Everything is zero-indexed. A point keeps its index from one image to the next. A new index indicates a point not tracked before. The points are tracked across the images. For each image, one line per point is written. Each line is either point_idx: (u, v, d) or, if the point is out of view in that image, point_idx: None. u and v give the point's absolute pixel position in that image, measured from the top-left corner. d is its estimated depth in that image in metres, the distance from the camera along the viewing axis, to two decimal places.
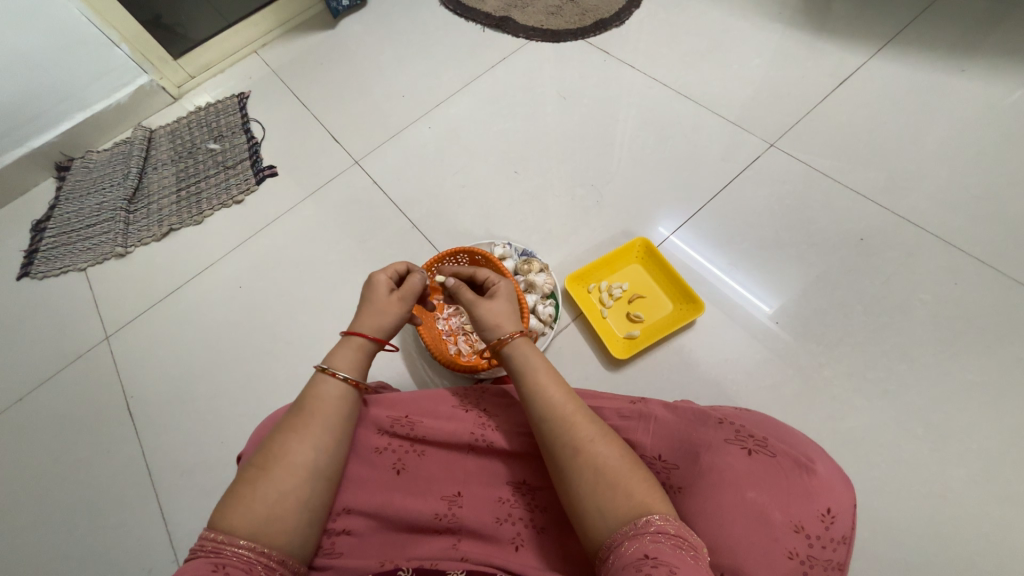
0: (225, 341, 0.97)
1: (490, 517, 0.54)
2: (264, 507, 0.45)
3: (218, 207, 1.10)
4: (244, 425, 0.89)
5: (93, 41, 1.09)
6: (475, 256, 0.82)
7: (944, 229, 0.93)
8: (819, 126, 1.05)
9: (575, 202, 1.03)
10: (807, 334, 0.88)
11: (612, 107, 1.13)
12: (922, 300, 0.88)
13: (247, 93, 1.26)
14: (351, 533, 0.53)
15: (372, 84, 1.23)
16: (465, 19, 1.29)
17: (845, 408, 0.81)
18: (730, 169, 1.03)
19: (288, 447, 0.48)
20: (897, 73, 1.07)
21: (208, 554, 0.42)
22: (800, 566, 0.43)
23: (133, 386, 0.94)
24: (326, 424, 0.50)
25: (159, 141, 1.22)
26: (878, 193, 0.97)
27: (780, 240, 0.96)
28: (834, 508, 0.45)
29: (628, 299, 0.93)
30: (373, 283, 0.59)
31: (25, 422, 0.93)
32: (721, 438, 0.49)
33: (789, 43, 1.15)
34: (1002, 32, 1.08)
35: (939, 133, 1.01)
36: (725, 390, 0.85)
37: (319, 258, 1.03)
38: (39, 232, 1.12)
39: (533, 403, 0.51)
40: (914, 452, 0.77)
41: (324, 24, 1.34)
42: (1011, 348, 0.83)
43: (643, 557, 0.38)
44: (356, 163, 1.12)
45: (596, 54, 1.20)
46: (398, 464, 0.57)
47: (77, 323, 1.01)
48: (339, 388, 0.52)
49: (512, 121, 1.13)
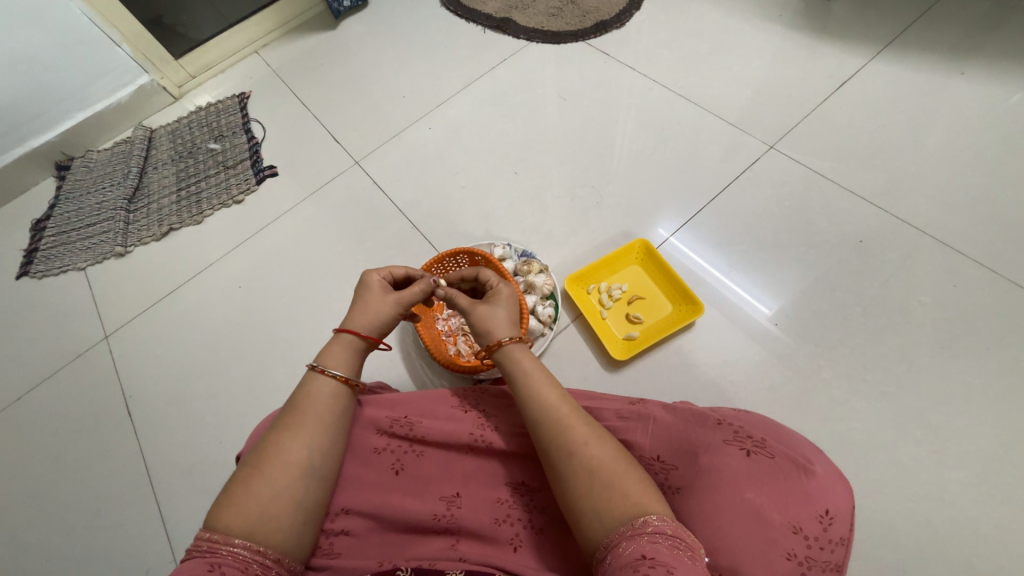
0: (225, 341, 0.97)
1: (490, 517, 0.54)
2: (257, 505, 0.44)
3: (218, 207, 1.11)
4: (244, 424, 0.89)
5: (94, 42, 1.09)
6: (475, 256, 0.82)
7: (943, 231, 0.93)
8: (819, 128, 1.05)
9: (575, 203, 1.03)
10: (806, 335, 0.88)
11: (613, 108, 1.13)
12: (922, 302, 0.88)
13: (247, 93, 1.26)
14: (350, 533, 0.53)
15: (373, 84, 1.23)
16: (466, 20, 1.29)
17: (845, 409, 0.81)
18: (730, 170, 1.03)
19: (280, 445, 0.48)
20: (897, 75, 1.08)
21: (204, 553, 0.42)
22: (799, 567, 0.42)
23: (133, 386, 0.94)
24: (320, 423, 0.50)
25: (159, 140, 1.22)
26: (877, 195, 0.97)
27: (779, 240, 0.96)
28: (833, 509, 0.45)
29: (628, 300, 0.93)
30: (367, 283, 0.60)
31: (24, 421, 0.93)
32: (721, 439, 0.49)
33: (789, 45, 1.15)
34: (1002, 35, 1.08)
35: (939, 135, 1.01)
36: (724, 391, 0.85)
37: (319, 258, 1.03)
38: (39, 231, 1.11)
39: (530, 403, 0.51)
40: (913, 454, 0.77)
41: (325, 24, 1.34)
42: (1010, 349, 0.83)
43: (641, 557, 0.38)
44: (357, 164, 1.12)
45: (596, 55, 1.20)
46: (397, 464, 0.57)
47: (77, 323, 1.01)
48: (331, 386, 0.52)
49: (512, 122, 1.13)
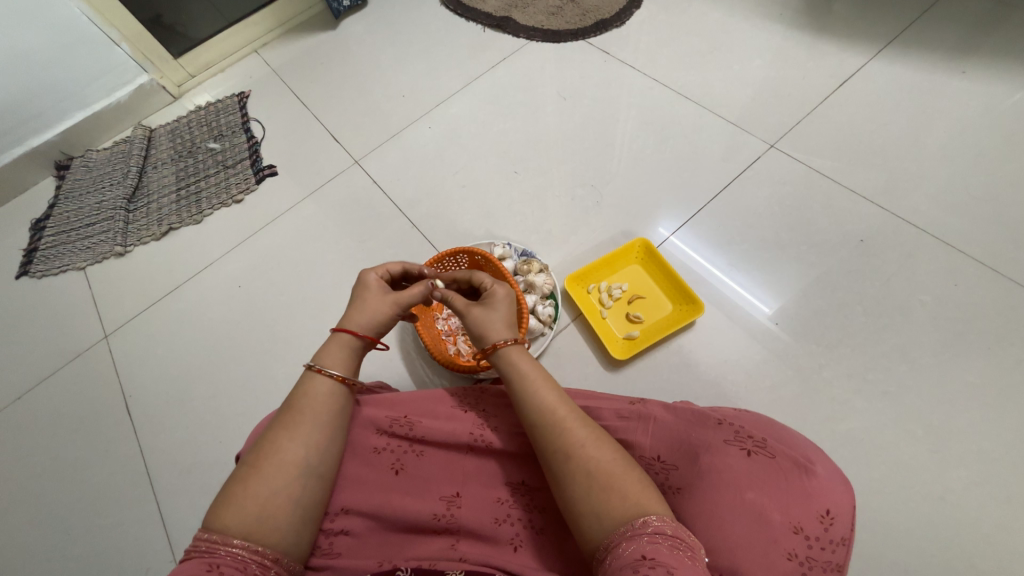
0: (225, 340, 0.97)
1: (490, 517, 0.54)
2: (255, 505, 0.44)
3: (218, 206, 1.10)
4: (244, 424, 0.89)
5: (94, 41, 1.09)
6: (475, 256, 0.82)
7: (944, 230, 0.93)
8: (819, 127, 1.05)
9: (575, 202, 1.03)
10: (807, 334, 0.87)
11: (613, 107, 1.13)
12: (923, 301, 0.88)
13: (247, 93, 1.26)
14: (350, 533, 0.53)
15: (373, 84, 1.22)
16: (466, 19, 1.29)
17: (846, 409, 0.81)
18: (730, 170, 1.03)
19: (278, 445, 0.48)
20: (897, 74, 1.08)
21: (202, 554, 0.42)
22: (799, 567, 0.42)
23: (133, 385, 0.94)
24: (317, 421, 0.50)
25: (159, 140, 1.21)
26: (878, 194, 0.97)
27: (780, 240, 0.96)
28: (834, 509, 0.45)
29: (628, 299, 0.93)
30: (365, 282, 0.59)
31: (24, 421, 0.93)
32: (721, 438, 0.49)
33: (789, 44, 1.15)
34: (1003, 33, 1.08)
35: (939, 134, 1.01)
36: (724, 390, 0.85)
37: (319, 257, 1.03)
38: (39, 230, 1.11)
39: (530, 403, 0.51)
40: (914, 454, 0.77)
41: (325, 23, 1.34)
42: (1011, 349, 0.82)
43: (641, 557, 0.38)
44: (357, 163, 1.12)
45: (596, 54, 1.20)
46: (397, 464, 0.56)
47: (78, 322, 1.01)
48: (329, 385, 0.52)
49: (512, 121, 1.13)
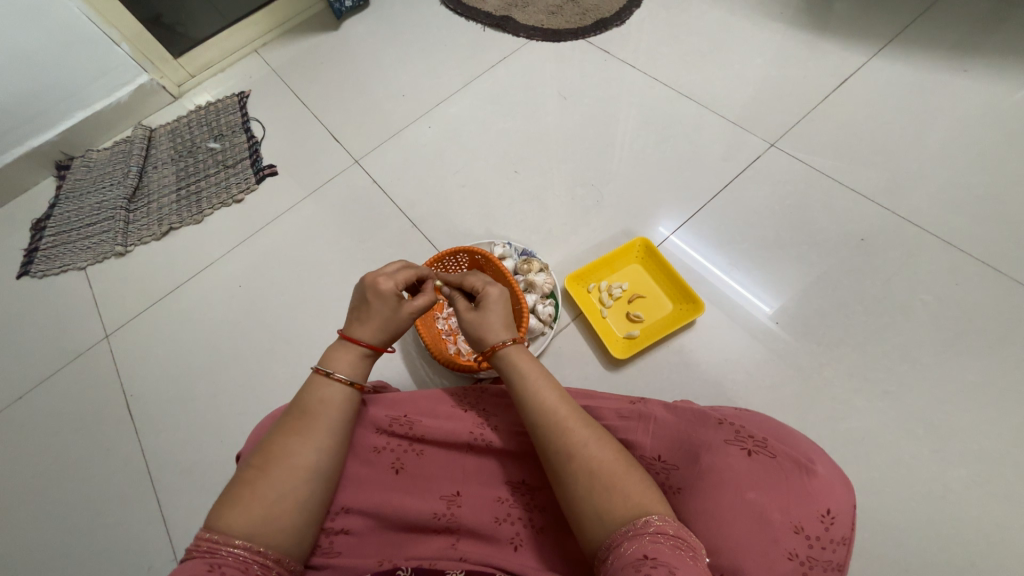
0: (225, 340, 0.97)
1: (490, 517, 0.54)
2: (261, 506, 0.44)
3: (218, 206, 1.10)
4: (244, 424, 0.89)
5: (94, 41, 1.09)
6: (475, 256, 0.82)
7: (945, 229, 0.93)
8: (820, 126, 1.05)
9: (575, 202, 1.03)
10: (806, 334, 0.87)
11: (614, 107, 1.12)
12: (923, 300, 0.88)
13: (247, 93, 1.26)
14: (349, 532, 0.53)
15: (373, 84, 1.22)
16: (466, 19, 1.29)
17: (846, 408, 0.81)
18: (730, 169, 1.03)
19: (288, 447, 0.48)
20: (897, 73, 1.07)
21: (203, 553, 0.41)
22: (800, 567, 0.42)
23: (133, 385, 0.94)
24: (328, 426, 0.50)
25: (159, 140, 1.21)
26: (879, 193, 0.97)
27: (780, 239, 0.96)
28: (834, 508, 0.45)
29: (628, 299, 0.93)
30: (378, 291, 0.57)
31: (23, 421, 0.93)
32: (721, 439, 0.49)
33: (790, 43, 1.15)
34: (1004, 32, 1.08)
35: (940, 133, 1.01)
36: (725, 390, 0.85)
37: (318, 257, 1.03)
38: (39, 231, 1.11)
39: (530, 403, 0.51)
40: (914, 453, 0.77)
41: (325, 23, 1.34)
42: (1013, 348, 0.82)
43: (643, 557, 0.38)
44: (357, 162, 1.12)
45: (596, 54, 1.20)
46: (397, 463, 0.56)
47: (78, 322, 1.01)
48: (342, 391, 0.52)
49: (512, 120, 1.13)
